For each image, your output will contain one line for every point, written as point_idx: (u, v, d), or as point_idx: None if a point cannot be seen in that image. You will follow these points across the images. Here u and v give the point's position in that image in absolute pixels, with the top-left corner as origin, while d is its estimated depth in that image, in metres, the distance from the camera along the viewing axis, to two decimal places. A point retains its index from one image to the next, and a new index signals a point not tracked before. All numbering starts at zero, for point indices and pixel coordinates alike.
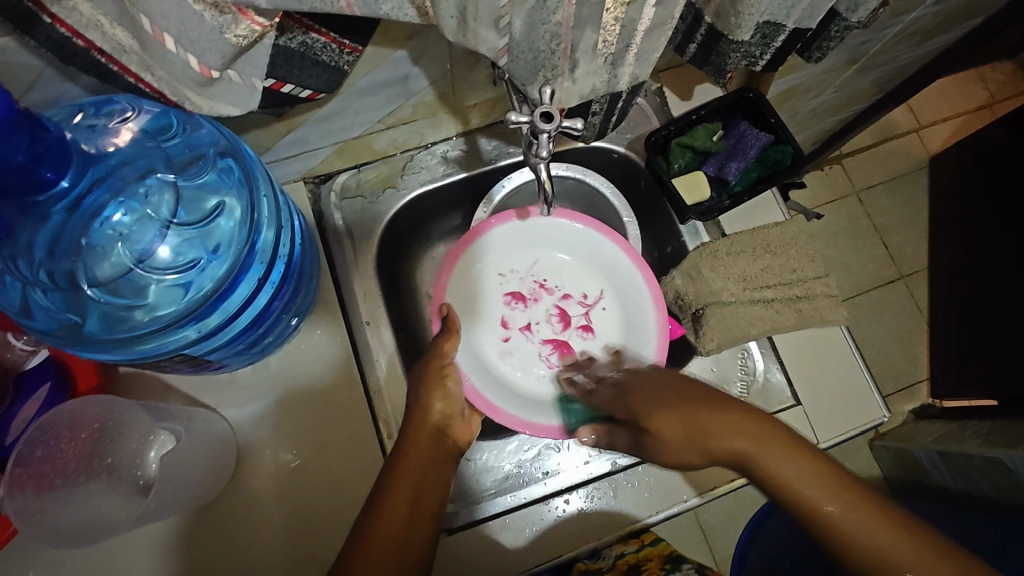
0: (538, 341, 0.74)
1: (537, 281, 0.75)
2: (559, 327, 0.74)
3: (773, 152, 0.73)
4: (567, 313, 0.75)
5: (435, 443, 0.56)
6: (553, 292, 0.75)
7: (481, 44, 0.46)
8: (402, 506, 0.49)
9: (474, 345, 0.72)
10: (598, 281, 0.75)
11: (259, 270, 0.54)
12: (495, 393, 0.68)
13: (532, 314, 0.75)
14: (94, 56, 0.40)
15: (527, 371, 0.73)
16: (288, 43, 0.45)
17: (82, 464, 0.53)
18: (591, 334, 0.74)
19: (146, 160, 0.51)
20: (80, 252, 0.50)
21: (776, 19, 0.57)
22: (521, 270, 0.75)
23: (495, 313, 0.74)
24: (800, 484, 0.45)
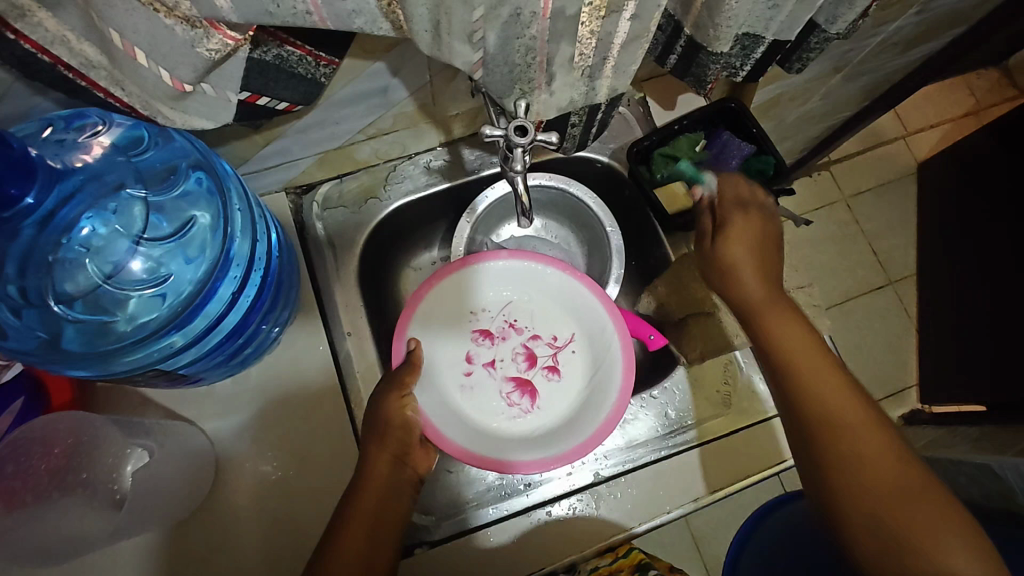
0: (500, 378, 0.71)
1: (507, 320, 0.73)
2: (524, 365, 0.71)
3: (755, 162, 0.74)
4: (535, 354, 0.72)
5: (393, 467, 0.56)
6: (522, 331, 0.72)
7: (456, 57, 0.46)
8: (356, 547, 0.50)
9: (434, 376, 0.69)
10: (569, 324, 0.72)
11: (237, 273, 0.53)
12: (451, 427, 0.65)
13: (498, 351, 0.72)
14: (61, 71, 0.40)
15: (485, 408, 0.69)
16: (262, 56, 0.45)
17: (55, 479, 0.52)
18: (556, 377, 0.71)
19: (116, 174, 0.51)
20: (52, 269, 0.49)
21: (755, 31, 0.57)
22: (491, 308, 0.73)
23: (461, 346, 0.71)
24: (842, 410, 0.50)
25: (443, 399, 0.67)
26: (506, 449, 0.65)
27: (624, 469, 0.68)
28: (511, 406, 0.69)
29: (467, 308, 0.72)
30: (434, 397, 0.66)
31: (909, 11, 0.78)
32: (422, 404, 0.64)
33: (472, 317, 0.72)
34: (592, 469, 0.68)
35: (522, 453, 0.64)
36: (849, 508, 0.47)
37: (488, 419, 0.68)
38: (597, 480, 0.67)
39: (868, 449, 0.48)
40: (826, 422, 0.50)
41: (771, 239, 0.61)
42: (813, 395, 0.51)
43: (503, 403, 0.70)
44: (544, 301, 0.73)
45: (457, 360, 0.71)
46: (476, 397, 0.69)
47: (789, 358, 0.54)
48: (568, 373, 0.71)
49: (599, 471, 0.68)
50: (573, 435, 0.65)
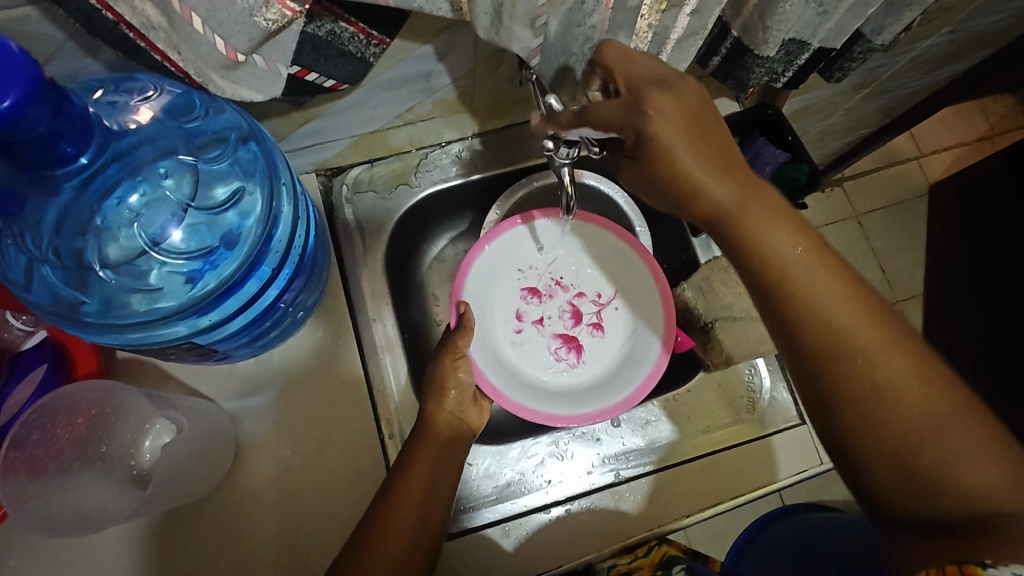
0: (548, 334, 0.74)
1: (553, 278, 0.76)
2: (570, 323, 0.75)
3: (789, 170, 0.74)
4: (580, 310, 0.75)
5: (448, 429, 0.58)
6: (569, 288, 0.76)
7: (514, 43, 0.45)
8: (415, 506, 0.51)
9: (489, 334, 0.72)
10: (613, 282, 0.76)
11: (272, 262, 0.54)
12: (504, 381, 0.68)
13: (545, 309, 0.76)
14: (123, 30, 0.39)
15: (536, 364, 0.73)
16: (316, 31, 0.45)
17: (76, 450, 0.51)
18: (601, 333, 0.74)
19: (166, 140, 0.49)
20: (88, 230, 0.48)
21: (802, 37, 0.57)
22: (539, 267, 0.76)
23: (512, 304, 0.75)
24: (853, 323, 0.40)
25: (495, 355, 0.71)
26: (555, 398, 0.69)
27: (645, 471, 0.67)
28: (558, 361, 0.73)
29: (516, 268, 0.75)
30: (488, 354, 0.70)
31: (943, 30, 0.78)
32: (477, 360, 0.68)
33: (521, 276, 0.76)
34: (612, 469, 0.68)
35: (571, 404, 0.68)
36: (847, 414, 0.40)
37: (540, 374, 0.72)
38: (617, 481, 0.67)
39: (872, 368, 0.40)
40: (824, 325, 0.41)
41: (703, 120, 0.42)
42: (815, 299, 0.41)
43: (550, 357, 0.73)
44: (589, 261, 0.76)
45: (508, 317, 0.75)
46: (527, 354, 0.73)
47: (794, 276, 0.41)
48: (610, 329, 0.74)
49: (618, 472, 0.67)
50: (621, 385, 0.68)
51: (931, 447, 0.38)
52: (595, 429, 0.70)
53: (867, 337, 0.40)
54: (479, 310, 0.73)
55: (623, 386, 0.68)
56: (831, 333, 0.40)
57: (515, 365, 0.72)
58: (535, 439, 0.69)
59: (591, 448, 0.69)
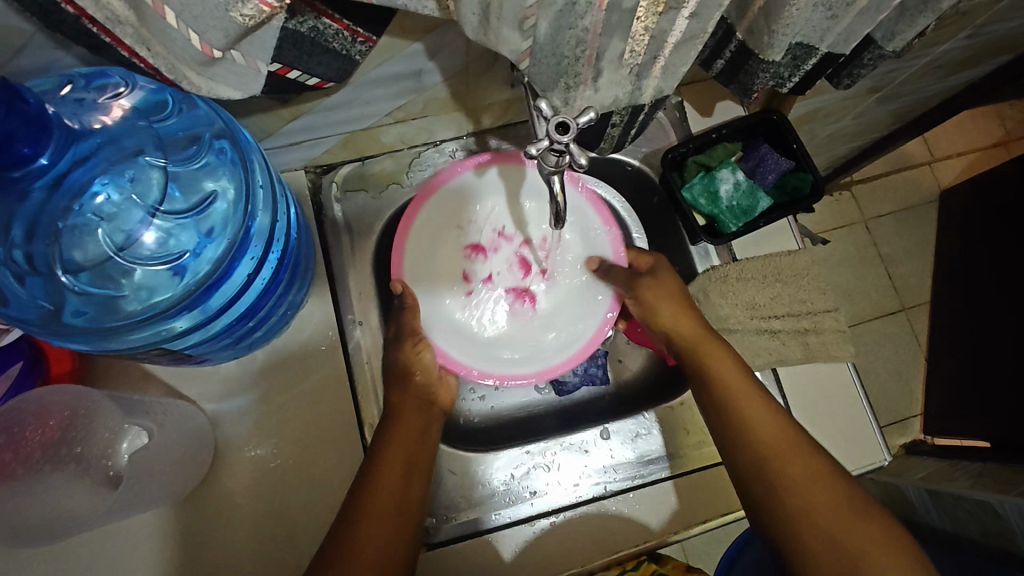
0: (498, 292, 0.71)
1: (496, 230, 0.71)
2: (520, 273, 0.71)
3: (792, 178, 0.72)
4: (528, 259, 0.72)
5: (419, 415, 0.62)
6: (513, 239, 0.71)
7: (503, 45, 0.43)
8: (393, 483, 0.54)
9: (443, 304, 0.69)
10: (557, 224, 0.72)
11: (255, 253, 0.53)
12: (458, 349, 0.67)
13: (493, 264, 0.71)
14: (85, 24, 0.37)
15: (489, 325, 0.70)
16: (298, 27, 0.43)
17: (48, 453, 0.50)
18: (551, 277, 0.71)
19: (134, 140, 0.48)
20: (60, 236, 0.47)
21: (810, 41, 0.54)
22: (479, 222, 0.71)
23: (455, 263, 0.71)
24: (773, 437, 0.56)
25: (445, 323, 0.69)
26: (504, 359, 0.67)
27: (632, 484, 0.66)
28: (512, 314, 0.71)
29: (466, 227, 0.71)
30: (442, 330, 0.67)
31: (960, 34, 0.75)
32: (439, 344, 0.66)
33: (463, 235, 0.71)
34: (599, 482, 0.66)
35: (539, 358, 0.67)
36: (764, 481, 0.54)
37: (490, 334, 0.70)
38: (604, 494, 0.65)
39: (776, 447, 0.55)
40: (768, 449, 0.55)
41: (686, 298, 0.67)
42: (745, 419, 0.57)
43: (507, 315, 0.70)
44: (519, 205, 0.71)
45: (456, 279, 0.71)
46: (486, 315, 0.70)
47: (740, 403, 0.58)
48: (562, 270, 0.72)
49: (606, 485, 0.66)
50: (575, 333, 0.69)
51: (790, 545, 0.51)
52: (584, 440, 0.69)
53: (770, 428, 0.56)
54: (428, 231, 0.69)
55: (584, 328, 0.69)
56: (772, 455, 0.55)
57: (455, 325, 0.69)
58: (523, 449, 0.68)
59: (579, 460, 0.68)
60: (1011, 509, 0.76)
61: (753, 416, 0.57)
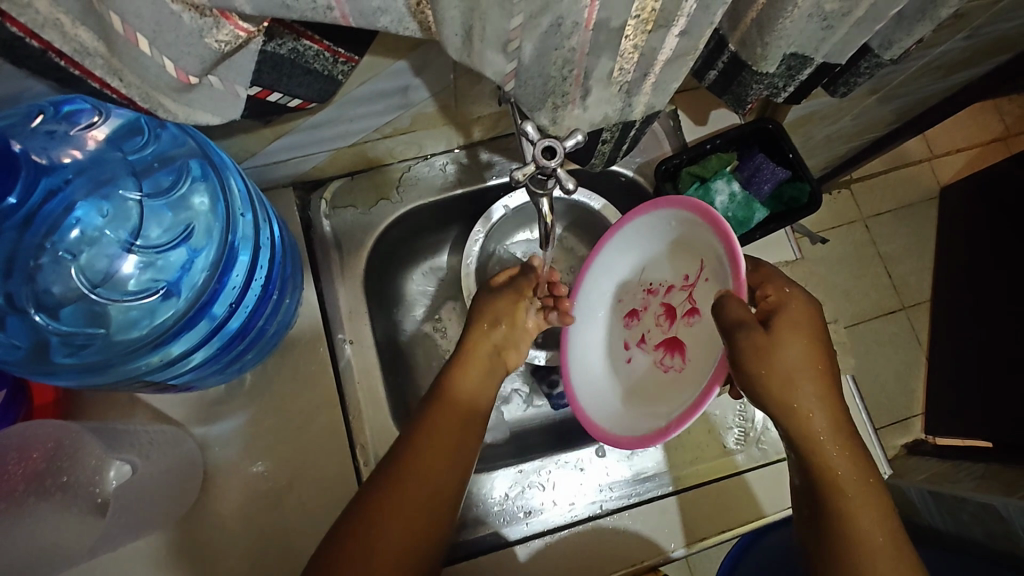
0: (652, 350, 0.61)
1: (643, 285, 0.62)
2: (667, 324, 0.60)
3: (788, 189, 0.70)
4: (672, 306, 0.59)
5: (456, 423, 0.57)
6: (653, 287, 0.61)
7: (487, 67, 0.42)
8: (410, 505, 0.51)
9: (596, 370, 0.64)
10: (694, 253, 0.57)
11: (244, 265, 0.52)
12: (599, 407, 0.62)
13: (645, 325, 0.62)
14: (52, 58, 0.36)
15: (637, 388, 0.61)
16: (277, 49, 0.42)
17: (33, 484, 0.49)
18: (698, 320, 0.57)
19: (106, 169, 0.50)
20: (37, 273, 0.48)
21: (804, 52, 0.53)
22: (626, 283, 0.64)
23: (612, 325, 0.65)
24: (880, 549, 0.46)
25: (591, 381, 0.64)
26: (633, 416, 0.59)
27: (628, 502, 0.65)
28: (667, 373, 0.59)
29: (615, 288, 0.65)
30: (595, 397, 0.63)
31: (958, 35, 0.74)
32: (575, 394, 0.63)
33: (618, 303, 0.65)
34: (595, 501, 0.66)
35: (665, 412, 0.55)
36: None
37: (637, 395, 0.61)
38: (600, 514, 0.65)
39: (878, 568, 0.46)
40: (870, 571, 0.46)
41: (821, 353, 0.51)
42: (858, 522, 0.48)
43: (650, 373, 0.60)
44: (650, 257, 0.61)
45: (614, 348, 0.64)
46: (634, 374, 0.62)
47: (848, 499, 0.48)
48: (707, 306, 0.56)
49: (601, 505, 0.65)
50: (704, 366, 0.54)
51: None
52: (579, 458, 0.67)
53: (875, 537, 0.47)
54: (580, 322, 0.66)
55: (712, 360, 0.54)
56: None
57: (597, 379, 0.64)
58: (521, 468, 0.67)
59: (574, 478, 0.66)
60: (1015, 512, 0.75)
61: (863, 515, 0.48)
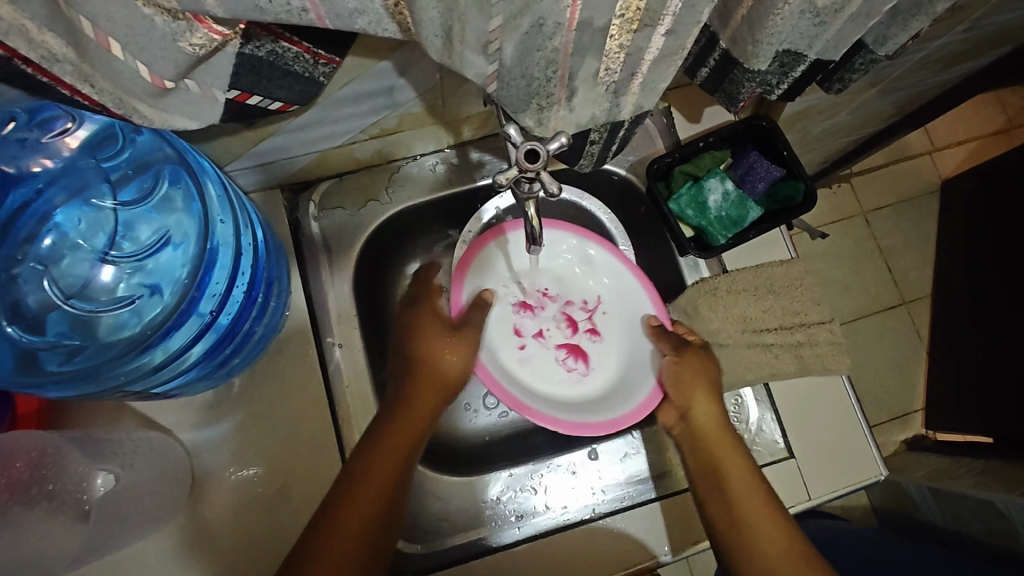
0: (552, 347, 0.69)
1: (539, 289, 0.71)
2: (568, 331, 0.70)
3: (783, 187, 0.69)
4: (574, 317, 0.71)
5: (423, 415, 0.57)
6: (557, 298, 0.71)
7: (469, 69, 0.41)
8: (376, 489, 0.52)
9: (503, 363, 0.67)
10: (594, 286, 0.70)
11: (224, 267, 0.52)
12: (522, 395, 0.64)
13: (543, 322, 0.70)
14: (17, 65, 0.34)
15: (546, 381, 0.68)
16: (254, 51, 0.41)
17: (17, 493, 0.48)
18: (600, 337, 0.70)
19: (81, 177, 0.50)
20: (18, 281, 0.50)
21: (797, 49, 0.52)
22: (525, 280, 0.70)
23: (508, 322, 0.69)
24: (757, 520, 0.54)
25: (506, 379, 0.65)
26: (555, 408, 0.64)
27: (622, 505, 0.65)
28: (568, 372, 0.69)
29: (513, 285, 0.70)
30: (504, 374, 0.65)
31: (957, 28, 0.72)
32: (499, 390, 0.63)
33: (511, 292, 0.70)
34: (588, 504, 0.65)
35: (599, 411, 0.64)
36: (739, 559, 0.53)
37: (551, 389, 0.67)
38: (593, 516, 0.64)
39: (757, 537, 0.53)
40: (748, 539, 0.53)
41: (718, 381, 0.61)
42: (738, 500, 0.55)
43: (544, 366, 0.68)
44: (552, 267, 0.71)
45: (508, 342, 0.69)
46: (537, 367, 0.68)
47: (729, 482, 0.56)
48: (608, 329, 0.70)
49: (594, 508, 0.65)
50: (629, 387, 0.66)
51: None
52: (572, 462, 0.67)
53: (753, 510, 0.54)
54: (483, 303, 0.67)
55: (639, 383, 0.65)
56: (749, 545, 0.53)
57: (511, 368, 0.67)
58: (510, 472, 0.67)
59: (566, 481, 0.66)
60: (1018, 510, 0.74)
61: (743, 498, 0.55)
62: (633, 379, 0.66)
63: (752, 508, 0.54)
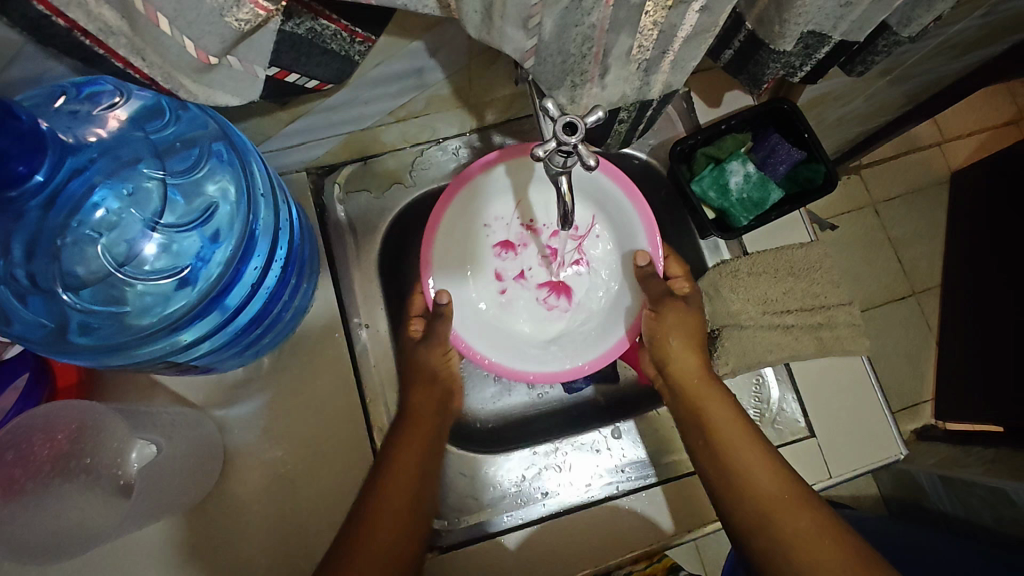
0: (533, 287, 0.68)
1: (524, 224, 0.68)
2: (551, 268, 0.68)
3: (803, 170, 0.70)
4: (560, 251, 0.68)
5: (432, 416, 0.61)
6: (542, 230, 0.68)
7: (506, 44, 0.42)
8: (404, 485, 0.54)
9: (479, 310, 0.66)
10: (588, 207, 0.67)
11: (262, 254, 0.53)
12: (494, 348, 0.64)
13: (523, 260, 0.68)
14: (77, 36, 0.36)
15: (525, 321, 0.67)
16: (295, 29, 0.41)
17: (57, 465, 0.49)
18: (585, 268, 0.68)
19: (130, 149, 0.48)
20: (60, 253, 0.47)
21: (822, 30, 0.52)
22: (507, 214, 0.68)
23: (487, 265, 0.68)
24: (747, 454, 0.55)
25: (484, 330, 0.65)
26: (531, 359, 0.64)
27: (645, 483, 0.65)
28: (549, 311, 0.67)
29: (493, 225, 0.68)
30: (474, 324, 0.65)
31: (975, 13, 0.72)
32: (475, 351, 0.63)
33: (489, 229, 0.68)
34: (611, 482, 0.66)
35: (568, 356, 0.64)
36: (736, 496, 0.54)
37: (533, 330, 0.66)
38: (617, 494, 0.65)
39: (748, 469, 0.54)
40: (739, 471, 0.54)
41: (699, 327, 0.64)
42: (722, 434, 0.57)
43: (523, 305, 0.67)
44: (533, 198, 0.67)
45: (487, 282, 0.68)
46: (514, 309, 0.67)
47: (716, 422, 0.58)
48: (594, 258, 0.68)
49: (618, 485, 0.66)
50: (613, 318, 0.66)
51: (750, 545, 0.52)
52: (595, 440, 0.68)
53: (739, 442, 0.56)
54: (451, 256, 0.66)
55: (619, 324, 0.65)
56: (741, 476, 0.54)
57: (488, 312, 0.66)
58: (534, 451, 0.68)
59: (590, 460, 0.67)
60: None
61: (731, 434, 0.57)
62: (617, 312, 0.66)
63: (741, 449, 0.56)
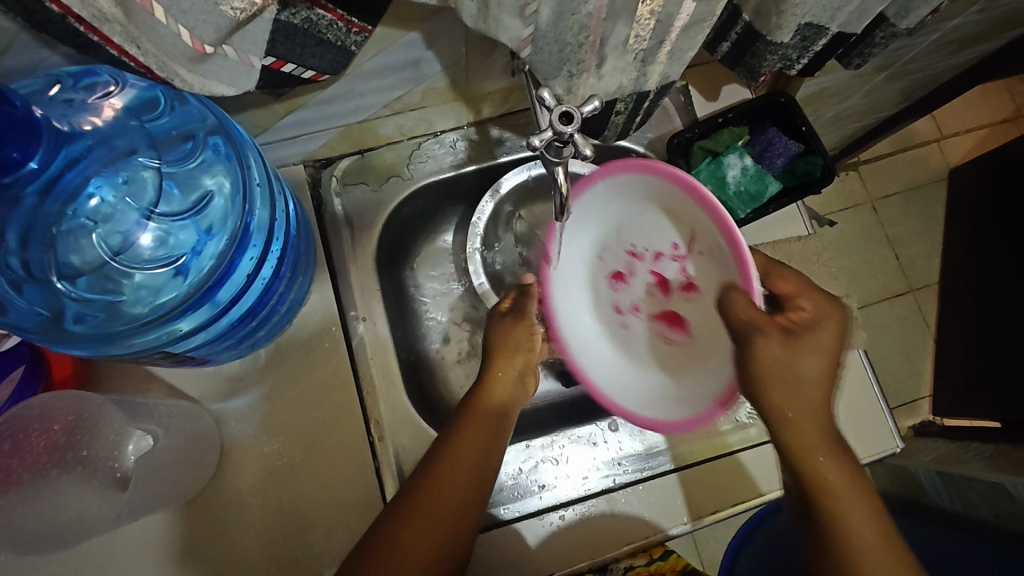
0: (646, 320, 0.64)
1: (627, 248, 0.62)
2: (660, 296, 0.63)
3: (801, 163, 0.70)
4: (665, 276, 0.62)
5: (486, 424, 0.57)
6: (645, 257, 0.62)
7: (502, 32, 0.42)
8: (449, 484, 0.52)
9: (600, 348, 0.64)
10: (682, 222, 0.58)
11: (257, 246, 0.53)
12: (624, 394, 0.60)
13: (634, 291, 0.64)
14: (71, 23, 0.36)
15: (640, 356, 0.63)
16: (290, 19, 0.41)
17: (54, 457, 0.50)
18: (695, 293, 0.60)
19: (126, 140, 0.47)
20: (55, 242, 0.47)
21: (820, 22, 0.52)
22: (609, 244, 0.63)
23: (601, 295, 0.65)
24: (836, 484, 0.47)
25: (597, 364, 0.63)
26: (641, 401, 0.59)
27: (640, 476, 0.65)
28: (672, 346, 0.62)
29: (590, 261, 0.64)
30: (600, 364, 0.63)
31: (972, 8, 0.72)
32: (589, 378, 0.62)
33: (599, 264, 0.64)
34: (608, 475, 0.66)
35: (678, 407, 0.57)
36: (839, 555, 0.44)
37: (643, 369, 0.63)
38: (613, 487, 0.65)
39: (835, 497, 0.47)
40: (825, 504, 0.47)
41: (842, 331, 0.55)
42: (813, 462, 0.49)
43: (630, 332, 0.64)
44: (632, 223, 0.61)
45: (604, 310, 0.65)
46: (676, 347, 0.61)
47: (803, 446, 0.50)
48: (701, 281, 0.59)
49: (614, 478, 0.66)
50: (713, 377, 0.57)
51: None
52: (592, 433, 0.69)
53: (835, 473, 0.48)
54: (574, 265, 0.64)
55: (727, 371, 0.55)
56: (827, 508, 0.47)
57: (593, 353, 0.63)
58: (529, 445, 0.68)
59: (586, 453, 0.67)
60: None
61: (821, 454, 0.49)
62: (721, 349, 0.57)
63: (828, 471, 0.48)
